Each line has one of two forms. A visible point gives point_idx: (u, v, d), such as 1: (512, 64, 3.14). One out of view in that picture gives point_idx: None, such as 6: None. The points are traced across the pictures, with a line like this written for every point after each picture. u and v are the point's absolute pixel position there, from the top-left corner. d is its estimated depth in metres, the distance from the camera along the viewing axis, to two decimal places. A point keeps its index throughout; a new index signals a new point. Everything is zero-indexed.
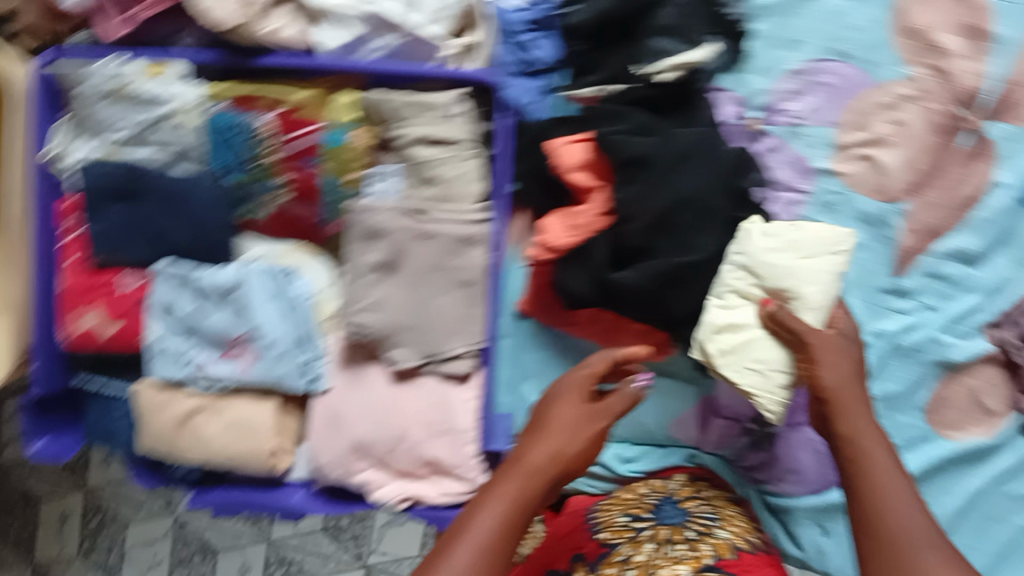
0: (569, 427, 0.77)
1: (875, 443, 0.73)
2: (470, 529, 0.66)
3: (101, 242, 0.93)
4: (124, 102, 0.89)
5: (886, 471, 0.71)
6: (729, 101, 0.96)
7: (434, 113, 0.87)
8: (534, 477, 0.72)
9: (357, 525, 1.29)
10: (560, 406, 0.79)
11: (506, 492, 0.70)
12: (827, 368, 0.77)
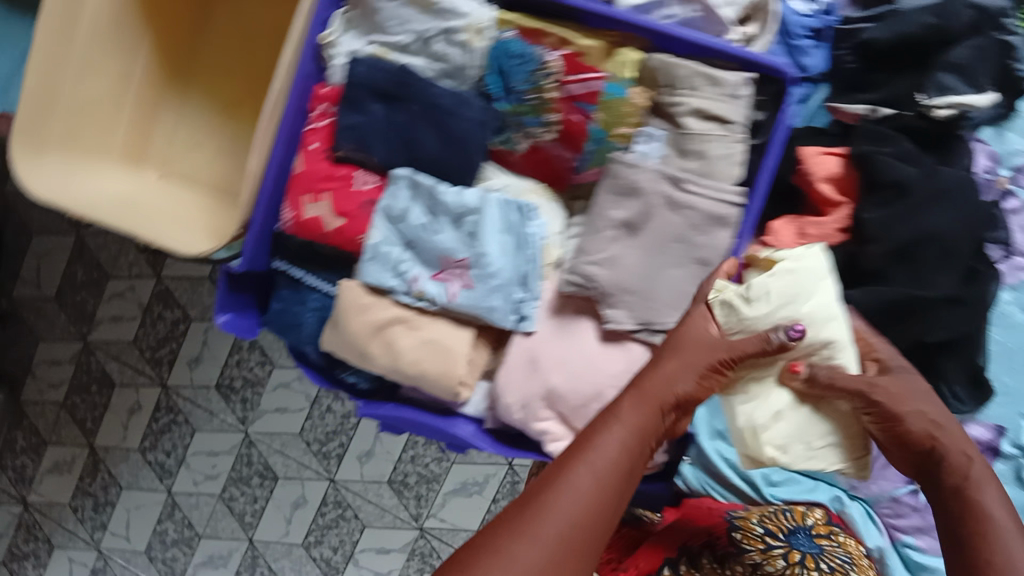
0: (701, 355, 0.72)
1: (980, 476, 0.69)
2: (593, 454, 0.65)
3: (349, 136, 0.92)
4: (418, 7, 0.89)
5: (998, 514, 0.66)
6: (983, 154, 0.98)
7: (719, 89, 0.87)
8: (655, 410, 0.69)
9: (422, 486, 1.63)
10: (682, 337, 0.73)
11: (629, 423, 0.68)
12: (920, 406, 0.71)
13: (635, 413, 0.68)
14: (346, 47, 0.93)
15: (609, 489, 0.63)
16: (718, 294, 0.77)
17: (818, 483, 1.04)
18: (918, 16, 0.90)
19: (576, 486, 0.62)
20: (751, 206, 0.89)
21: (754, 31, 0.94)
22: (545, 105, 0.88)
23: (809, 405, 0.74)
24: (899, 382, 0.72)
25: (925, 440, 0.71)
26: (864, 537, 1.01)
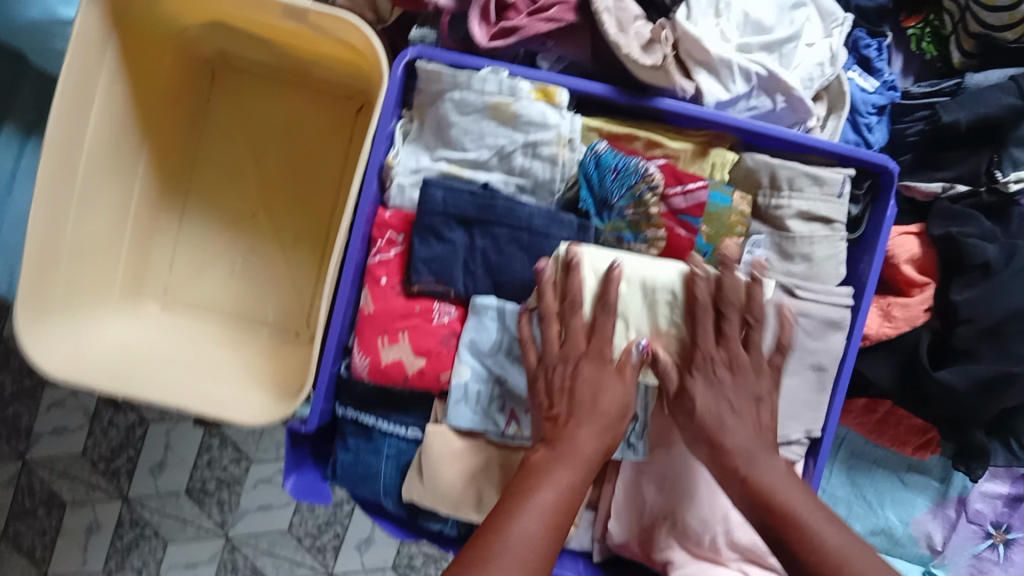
0: (608, 413, 0.73)
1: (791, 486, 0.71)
2: (532, 505, 0.65)
3: (426, 268, 0.83)
4: (497, 120, 0.81)
5: (780, 481, 0.72)
6: None
7: (822, 189, 0.83)
8: (590, 466, 0.71)
9: (430, 566, 1.32)
10: (597, 382, 0.74)
11: (562, 479, 0.68)
12: (735, 434, 0.74)
13: (565, 470, 0.69)
14: (408, 163, 0.85)
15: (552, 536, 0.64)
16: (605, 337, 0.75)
17: (905, 563, 1.04)
18: (997, 95, 0.87)
19: (523, 539, 0.63)
20: (861, 304, 0.86)
21: (824, 111, 0.90)
22: (648, 220, 0.81)
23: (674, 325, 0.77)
24: (741, 428, 0.74)
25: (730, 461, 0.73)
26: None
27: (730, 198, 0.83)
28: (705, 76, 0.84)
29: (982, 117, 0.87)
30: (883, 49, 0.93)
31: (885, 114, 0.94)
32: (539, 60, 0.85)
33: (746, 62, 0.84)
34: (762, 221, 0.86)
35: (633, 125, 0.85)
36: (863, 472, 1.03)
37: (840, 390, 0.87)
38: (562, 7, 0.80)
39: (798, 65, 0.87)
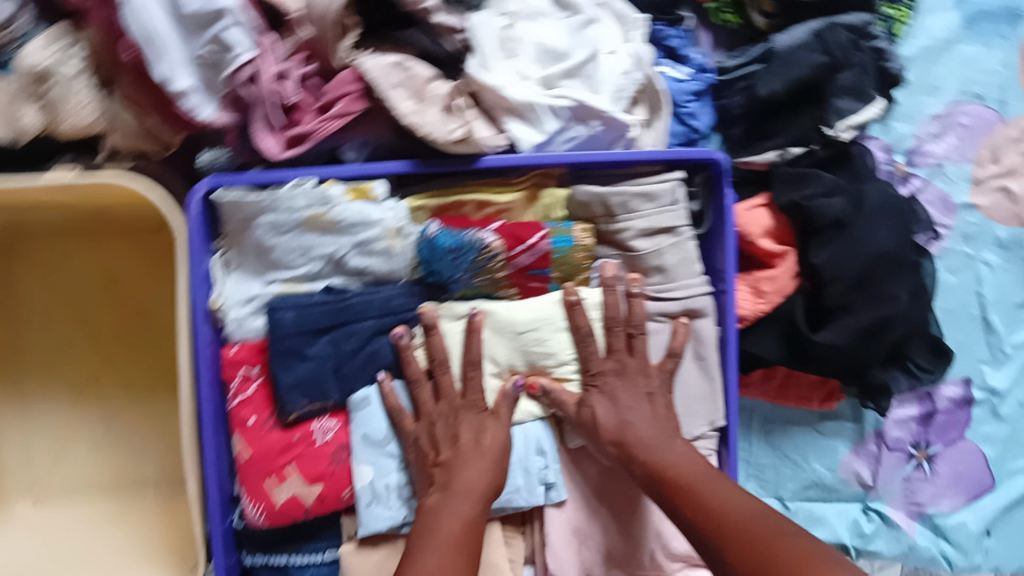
0: (490, 451, 0.78)
1: (679, 455, 0.77)
2: (431, 536, 0.72)
3: (294, 397, 0.77)
4: (317, 229, 0.76)
5: (681, 461, 0.77)
6: (878, 148, 0.98)
7: (657, 202, 0.82)
8: (477, 497, 0.75)
9: None
10: (478, 429, 0.79)
11: (455, 511, 0.73)
12: (638, 426, 0.79)
13: (453, 504, 0.74)
14: (237, 295, 0.78)
15: (452, 549, 0.71)
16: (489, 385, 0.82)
17: (846, 505, 1.06)
18: (806, 55, 0.86)
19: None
20: (727, 298, 0.86)
21: (644, 115, 0.89)
22: (496, 284, 0.81)
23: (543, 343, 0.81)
24: (640, 421, 0.80)
25: (626, 450, 0.78)
26: (883, 546, 1.05)
27: (572, 236, 0.81)
28: (514, 124, 0.81)
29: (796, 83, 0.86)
30: (685, 35, 0.92)
31: (704, 97, 0.93)
32: (343, 151, 0.81)
33: (552, 97, 0.82)
34: (611, 245, 0.85)
35: (457, 189, 0.82)
36: (779, 432, 1.05)
37: (730, 376, 0.87)
38: (349, 99, 0.77)
39: (602, 82, 0.85)
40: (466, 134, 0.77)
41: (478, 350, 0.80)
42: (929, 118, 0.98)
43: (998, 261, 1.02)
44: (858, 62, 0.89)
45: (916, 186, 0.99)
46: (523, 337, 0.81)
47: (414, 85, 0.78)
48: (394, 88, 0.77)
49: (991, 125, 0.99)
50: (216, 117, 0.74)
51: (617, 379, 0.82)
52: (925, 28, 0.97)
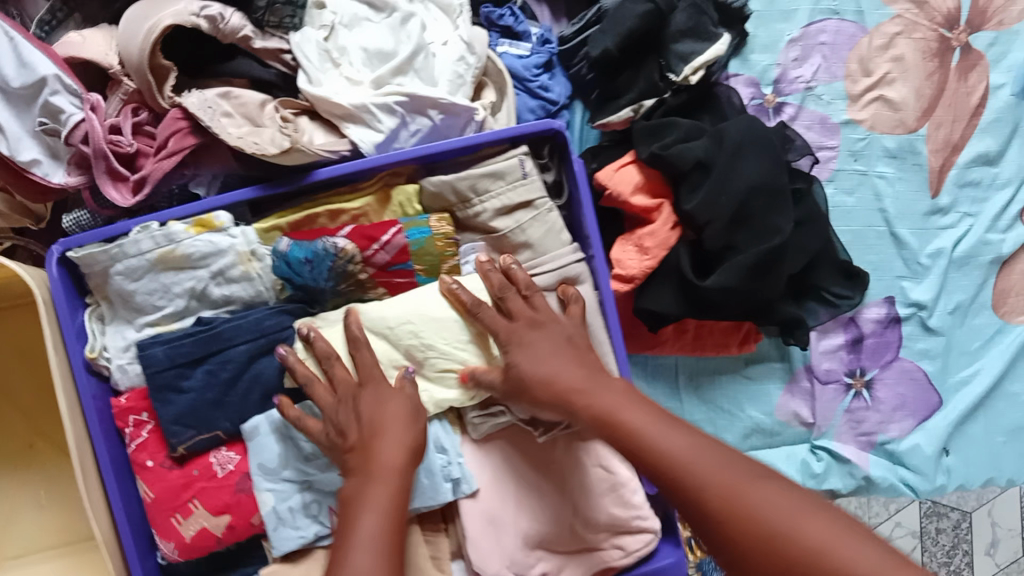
0: (404, 418, 0.72)
1: (613, 398, 0.68)
2: (359, 541, 0.62)
3: (177, 432, 0.79)
4: (173, 266, 0.79)
5: (624, 404, 0.67)
6: (743, 84, 0.98)
7: (508, 179, 0.83)
8: (400, 475, 0.68)
9: None
10: (380, 399, 0.73)
11: (380, 500, 0.65)
12: (553, 364, 0.72)
13: (378, 492, 0.66)
14: (117, 343, 0.81)
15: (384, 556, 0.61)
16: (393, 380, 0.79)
17: (789, 448, 1.04)
18: (632, 7, 0.87)
19: (359, 568, 0.60)
20: (596, 259, 0.86)
21: (493, 98, 0.91)
22: (361, 287, 0.81)
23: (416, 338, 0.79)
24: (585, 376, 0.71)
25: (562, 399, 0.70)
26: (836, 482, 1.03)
27: (428, 227, 0.81)
28: (353, 128, 0.83)
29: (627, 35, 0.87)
30: (517, 12, 0.93)
31: (553, 67, 0.96)
32: (195, 187, 0.84)
33: (383, 96, 0.84)
34: (472, 231, 0.85)
35: (308, 204, 0.83)
36: (708, 384, 1.04)
37: (616, 340, 0.86)
38: (178, 136, 0.80)
39: (438, 75, 0.88)
40: (287, 145, 0.79)
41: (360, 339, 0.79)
42: (787, 44, 0.98)
43: (893, 171, 1.00)
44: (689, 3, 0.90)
45: (789, 114, 0.98)
46: (397, 331, 0.79)
47: (246, 110, 0.82)
48: (225, 116, 0.81)
49: (854, 38, 0.98)
50: (69, 178, 0.82)
51: (519, 343, 0.74)
52: None
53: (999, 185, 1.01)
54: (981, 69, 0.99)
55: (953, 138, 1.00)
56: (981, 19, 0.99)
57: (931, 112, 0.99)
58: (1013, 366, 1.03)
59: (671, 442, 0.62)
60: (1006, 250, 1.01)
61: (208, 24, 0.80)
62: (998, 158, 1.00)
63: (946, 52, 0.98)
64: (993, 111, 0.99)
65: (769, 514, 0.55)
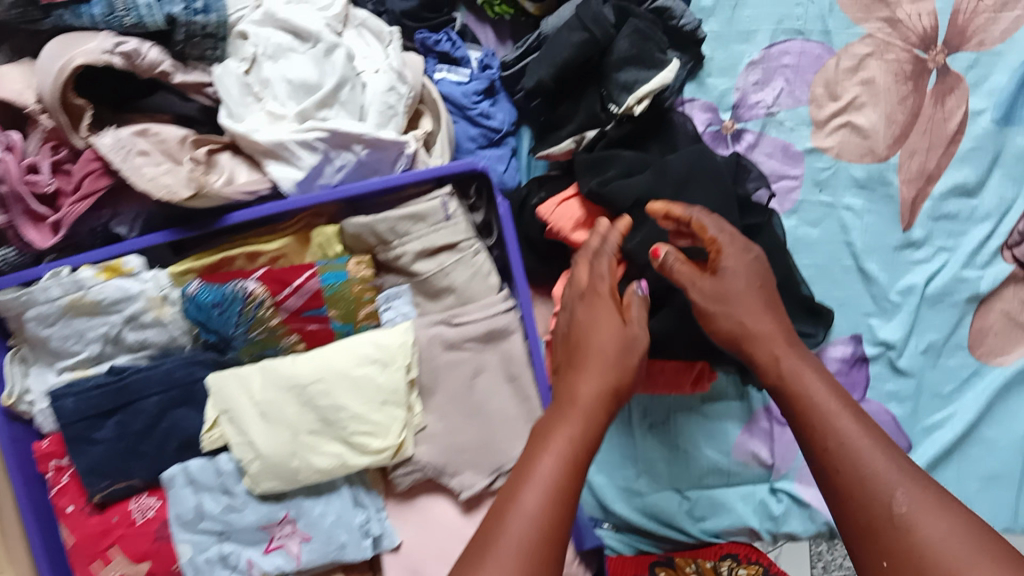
0: (609, 351, 0.66)
1: (813, 377, 0.63)
2: (525, 502, 0.53)
3: (95, 479, 0.79)
4: (84, 311, 0.77)
5: (819, 386, 0.62)
6: (699, 110, 0.93)
7: (430, 221, 0.79)
8: (616, 369, 0.64)
9: None
10: (590, 316, 0.69)
11: (564, 434, 0.57)
12: (754, 319, 0.69)
13: (584, 416, 0.60)
14: (38, 387, 0.81)
15: (554, 528, 0.52)
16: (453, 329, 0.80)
17: (742, 489, 1.00)
18: (567, 36, 0.83)
19: (542, 475, 0.54)
20: (523, 306, 0.83)
21: (429, 126, 0.88)
22: (275, 333, 0.79)
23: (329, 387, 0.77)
24: (760, 330, 0.68)
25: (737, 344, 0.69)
26: (795, 528, 0.98)
27: (345, 270, 0.79)
28: (273, 166, 0.80)
29: (563, 65, 0.83)
30: (455, 38, 0.88)
31: (495, 93, 0.91)
32: (116, 225, 0.81)
33: (302, 132, 0.80)
34: (396, 273, 0.82)
35: (225, 246, 0.80)
36: (663, 423, 1.01)
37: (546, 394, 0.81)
38: (92, 177, 0.77)
39: (368, 106, 0.84)
40: (196, 188, 0.76)
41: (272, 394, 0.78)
42: (746, 66, 0.92)
43: (862, 203, 0.94)
44: (631, 27, 0.84)
45: (749, 141, 0.93)
46: (310, 389, 0.77)
47: (165, 147, 0.80)
48: (141, 154, 0.78)
49: (821, 59, 0.92)
50: None
51: (727, 253, 0.72)
52: None
53: (977, 218, 0.94)
54: (959, 92, 0.91)
55: (927, 167, 0.93)
56: (961, 38, 0.91)
57: (903, 139, 0.92)
58: (992, 408, 0.96)
59: (842, 420, 0.59)
60: (983, 287, 0.94)
61: (123, 61, 0.77)
62: (976, 189, 0.93)
63: (922, 74, 0.91)
64: (972, 138, 0.92)
65: (954, 544, 0.49)
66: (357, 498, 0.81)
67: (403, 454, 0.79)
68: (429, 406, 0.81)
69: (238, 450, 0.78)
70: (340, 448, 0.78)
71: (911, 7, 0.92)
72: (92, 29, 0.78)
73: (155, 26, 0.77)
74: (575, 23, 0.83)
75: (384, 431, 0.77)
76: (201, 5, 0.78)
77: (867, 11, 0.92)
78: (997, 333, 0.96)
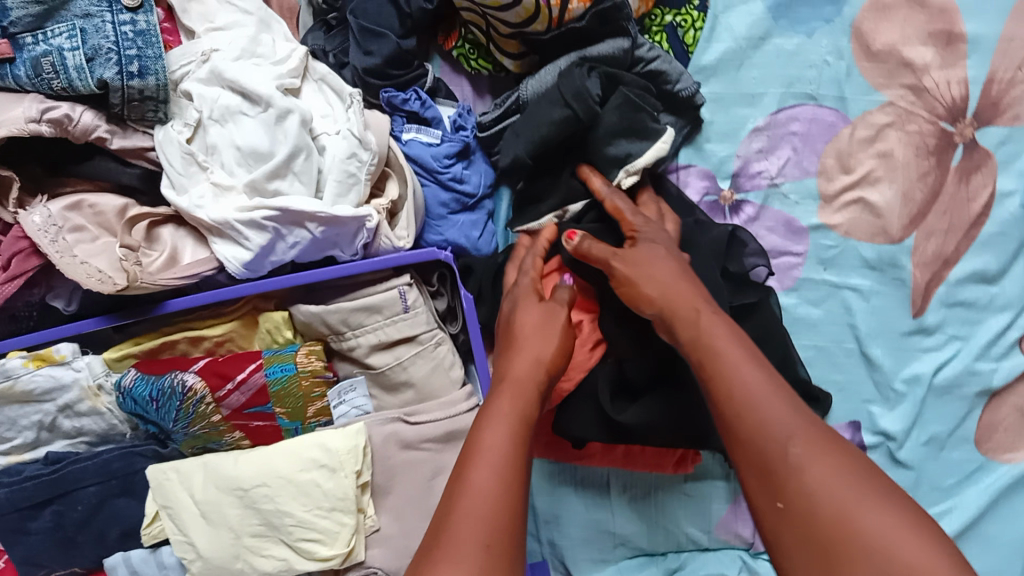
0: (535, 323, 0.69)
1: (716, 322, 0.60)
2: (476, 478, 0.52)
3: (31, 570, 0.75)
4: (15, 399, 0.72)
5: (724, 331, 0.59)
6: (697, 178, 0.84)
7: (386, 313, 0.73)
8: (547, 350, 0.66)
9: None
10: (513, 307, 0.71)
11: (507, 411, 0.58)
12: (658, 273, 0.66)
13: (519, 397, 0.60)
14: None
15: (507, 499, 0.51)
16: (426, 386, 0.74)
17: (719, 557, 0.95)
18: (548, 109, 0.74)
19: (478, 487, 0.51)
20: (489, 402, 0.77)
21: (396, 192, 0.79)
22: (217, 429, 0.73)
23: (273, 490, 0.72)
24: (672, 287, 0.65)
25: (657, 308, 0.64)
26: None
27: (294, 363, 0.73)
28: (216, 245, 0.73)
29: (543, 142, 0.75)
30: (424, 97, 0.80)
31: (470, 155, 0.83)
32: (50, 296, 0.74)
33: (250, 211, 0.72)
34: (351, 362, 0.76)
35: (166, 329, 0.74)
36: (643, 497, 0.95)
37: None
38: (19, 257, 0.70)
39: (325, 176, 0.77)
40: (129, 279, 0.70)
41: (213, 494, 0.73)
42: (750, 133, 0.83)
43: (871, 284, 0.86)
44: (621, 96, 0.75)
45: (749, 214, 0.84)
46: (252, 493, 0.72)
47: (103, 221, 0.73)
48: (75, 231, 0.72)
49: (833, 128, 0.83)
50: None
51: (643, 232, 0.71)
52: (726, 27, 0.83)
53: (996, 307, 0.85)
54: (986, 171, 0.82)
55: (944, 251, 0.84)
56: (993, 112, 0.81)
57: (920, 219, 0.83)
58: (994, 506, 0.88)
59: (739, 365, 0.55)
60: (996, 381, 0.85)
61: (52, 129, 0.70)
62: (997, 276, 0.85)
63: (946, 150, 0.82)
64: (996, 222, 0.83)
65: (827, 493, 0.47)
66: None
67: (354, 559, 0.73)
68: (383, 507, 0.76)
69: (176, 549, 0.74)
70: (287, 551, 0.73)
71: (940, 74, 0.82)
72: (19, 91, 0.71)
73: (87, 90, 0.70)
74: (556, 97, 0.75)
75: (330, 538, 0.72)
76: (136, 68, 0.71)
77: (890, 76, 0.82)
78: (1007, 427, 0.88)
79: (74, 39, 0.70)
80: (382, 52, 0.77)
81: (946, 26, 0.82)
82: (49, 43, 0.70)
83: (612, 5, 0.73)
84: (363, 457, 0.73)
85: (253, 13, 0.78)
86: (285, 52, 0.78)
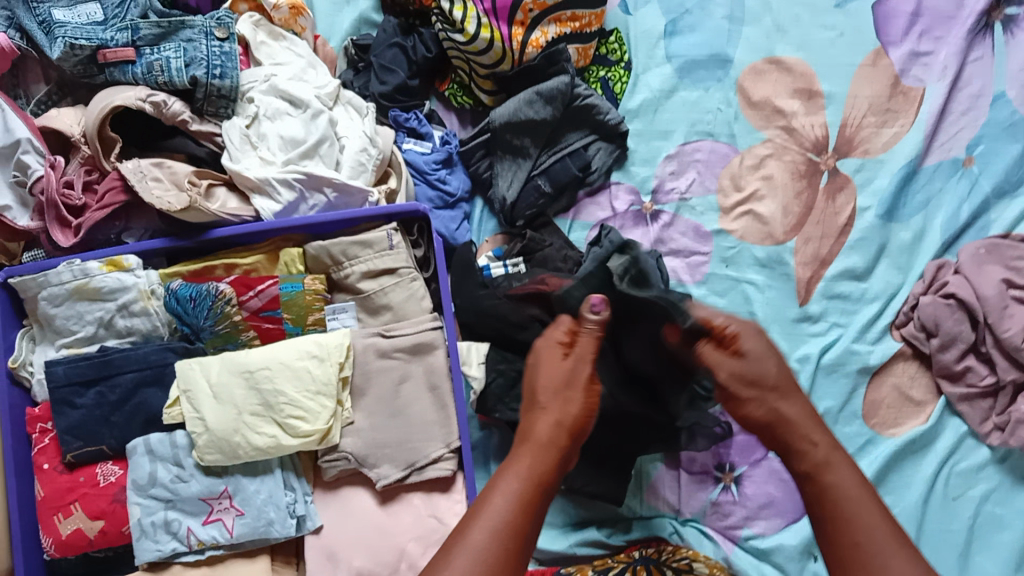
0: (558, 395, 0.73)
1: (842, 468, 0.67)
2: (476, 538, 0.58)
3: (70, 440, 0.93)
4: (88, 295, 0.94)
5: (846, 478, 0.66)
6: (624, 192, 1.10)
7: (377, 248, 0.97)
8: (567, 419, 0.71)
9: None
10: (537, 366, 0.76)
11: (524, 471, 0.64)
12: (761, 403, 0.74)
13: (538, 460, 0.66)
14: (39, 360, 0.96)
15: (496, 565, 0.57)
16: (410, 294, 0.97)
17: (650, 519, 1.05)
18: (519, 87, 1.07)
19: (475, 543, 0.58)
20: (451, 330, 0.98)
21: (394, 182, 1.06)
22: (236, 327, 0.95)
23: (275, 373, 0.90)
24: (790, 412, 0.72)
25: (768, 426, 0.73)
26: None
27: (302, 282, 0.96)
28: (256, 196, 0.98)
29: (532, 98, 1.04)
30: (421, 117, 1.09)
31: (453, 165, 1.10)
32: (127, 237, 1.01)
33: (286, 173, 0.98)
34: (346, 292, 0.99)
35: (210, 259, 0.98)
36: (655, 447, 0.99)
37: (461, 405, 0.95)
38: (112, 192, 0.96)
39: (343, 160, 1.03)
40: (188, 203, 0.94)
41: (225, 379, 0.91)
42: (663, 159, 1.10)
43: (763, 279, 1.06)
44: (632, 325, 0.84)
45: (664, 220, 1.08)
46: (256, 374, 0.91)
47: (175, 178, 0.97)
48: (155, 180, 0.96)
49: (726, 157, 1.10)
50: (30, 222, 0.99)
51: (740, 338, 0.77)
52: (645, 83, 1.12)
53: (868, 299, 1.05)
54: (846, 190, 1.07)
55: (822, 253, 1.06)
56: (847, 146, 1.09)
57: (800, 226, 1.07)
58: (886, 479, 0.99)
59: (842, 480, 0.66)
60: (873, 360, 1.02)
61: (151, 108, 0.98)
62: (866, 274, 1.05)
63: (814, 174, 1.08)
64: (859, 230, 1.06)
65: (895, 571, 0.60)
66: (287, 481, 0.92)
67: (330, 441, 0.91)
68: (358, 405, 0.94)
69: (187, 423, 0.91)
70: (276, 430, 0.90)
71: (805, 118, 1.10)
72: (133, 84, 1.00)
73: (182, 85, 1.00)
74: (523, 103, 1.05)
75: (313, 417, 0.90)
76: (218, 72, 1.00)
77: (766, 120, 1.10)
78: (889, 406, 1.02)
79: (179, 52, 1.00)
80: (393, 81, 1.08)
81: (807, 85, 1.11)
82: (161, 54, 1.00)
83: (557, 49, 1.05)
84: (347, 354, 0.93)
85: (304, 57, 1.08)
86: (324, 81, 1.07)
